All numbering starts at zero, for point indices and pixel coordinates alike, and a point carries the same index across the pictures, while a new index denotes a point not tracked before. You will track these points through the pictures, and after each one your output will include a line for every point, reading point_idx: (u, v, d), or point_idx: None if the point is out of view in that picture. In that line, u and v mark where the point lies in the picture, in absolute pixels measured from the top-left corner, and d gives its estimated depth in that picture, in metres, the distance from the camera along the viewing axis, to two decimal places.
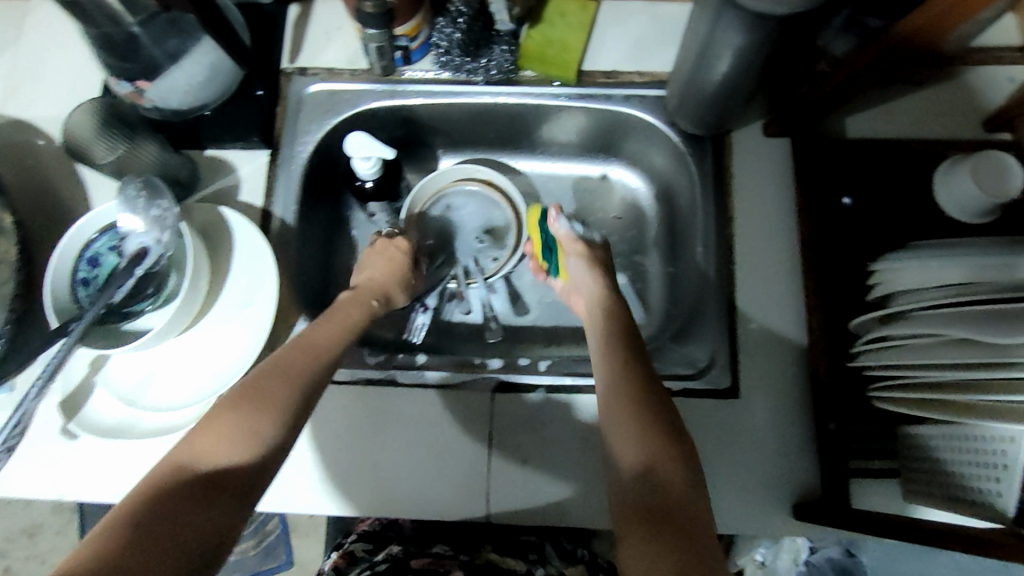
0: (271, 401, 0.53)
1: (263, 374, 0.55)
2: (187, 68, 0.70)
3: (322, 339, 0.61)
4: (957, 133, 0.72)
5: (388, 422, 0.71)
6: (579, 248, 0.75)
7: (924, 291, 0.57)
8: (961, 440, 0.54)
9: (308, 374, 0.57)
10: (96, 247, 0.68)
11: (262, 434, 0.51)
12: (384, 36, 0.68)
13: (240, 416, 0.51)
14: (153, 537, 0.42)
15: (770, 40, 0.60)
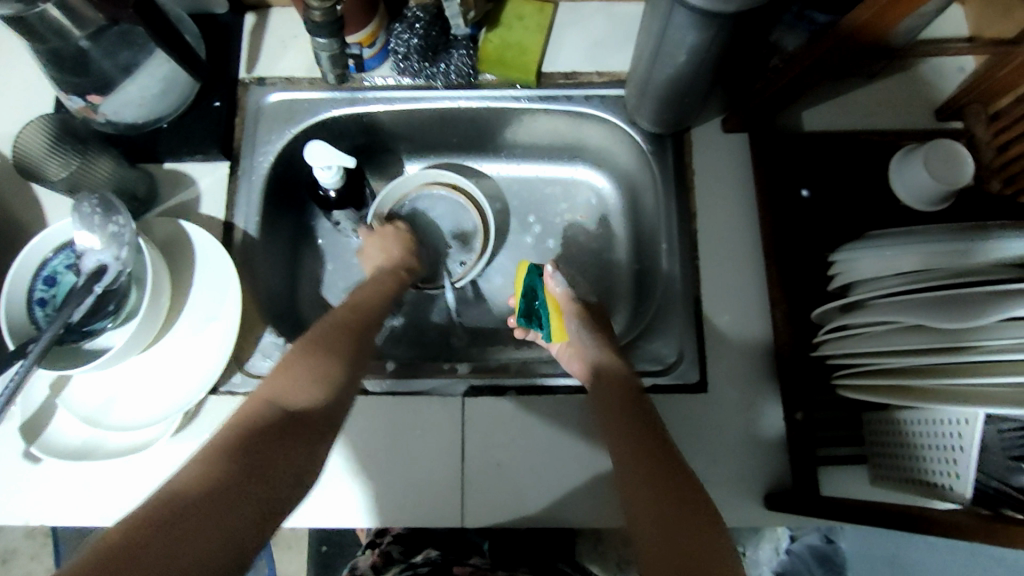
0: (334, 353, 0.59)
1: (323, 332, 0.61)
2: (141, 80, 0.69)
3: (366, 304, 0.67)
4: (911, 122, 0.74)
5: (370, 430, 0.70)
6: (578, 309, 0.70)
7: (881, 280, 0.58)
8: (920, 422, 0.55)
9: (361, 331, 0.63)
10: (53, 266, 0.67)
11: (332, 381, 0.56)
12: (333, 44, 0.67)
13: (311, 364, 0.57)
14: (261, 455, 0.48)
15: (723, 38, 0.61)
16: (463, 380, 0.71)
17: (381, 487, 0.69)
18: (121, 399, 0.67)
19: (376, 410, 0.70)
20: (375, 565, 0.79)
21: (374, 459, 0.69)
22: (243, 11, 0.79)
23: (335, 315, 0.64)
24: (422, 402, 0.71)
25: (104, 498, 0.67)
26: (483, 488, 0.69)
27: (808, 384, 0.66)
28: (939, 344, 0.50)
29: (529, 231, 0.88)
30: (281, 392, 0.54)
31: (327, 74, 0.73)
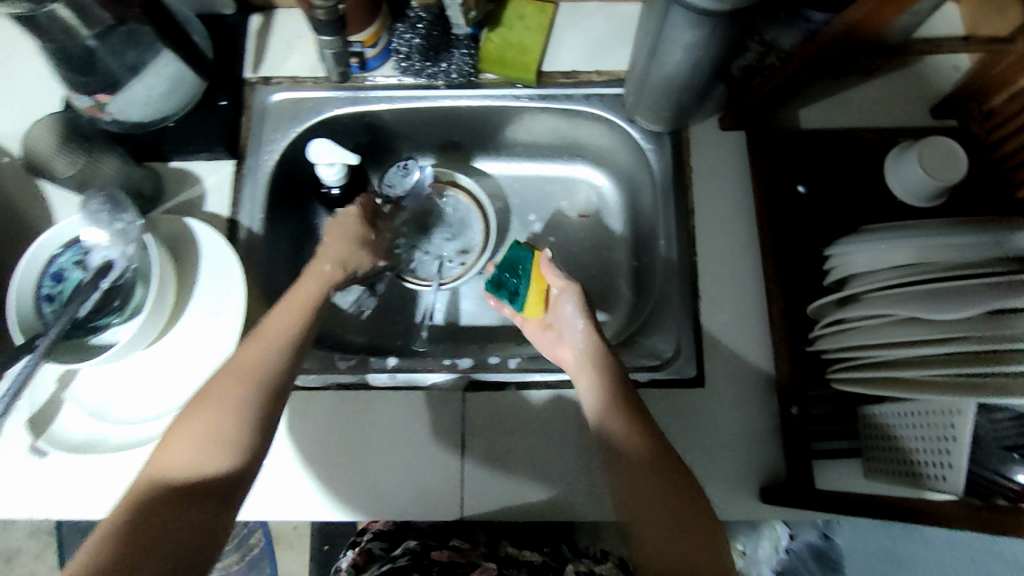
0: (232, 404, 0.54)
1: (223, 373, 0.56)
2: (147, 79, 0.70)
3: (280, 328, 0.60)
4: (907, 120, 0.75)
5: (350, 425, 0.71)
6: (573, 289, 0.67)
7: (876, 274, 0.59)
8: (913, 415, 0.56)
9: (268, 362, 0.57)
10: (61, 262, 0.68)
11: (238, 438, 0.53)
12: (337, 43, 0.69)
13: (205, 420, 0.52)
14: (146, 548, 0.46)
15: (720, 35, 0.61)
16: (463, 375, 0.72)
17: (377, 482, 0.70)
18: (127, 394, 0.68)
19: (366, 404, 0.72)
20: (358, 563, 0.79)
21: (372, 454, 0.70)
22: (249, 12, 0.80)
23: (243, 347, 0.58)
24: (406, 395, 0.72)
25: (109, 493, 0.67)
26: (482, 482, 0.69)
27: (804, 378, 0.66)
28: (933, 336, 0.51)
29: (529, 230, 0.89)
30: (168, 465, 0.50)
31: (330, 70, 0.75)
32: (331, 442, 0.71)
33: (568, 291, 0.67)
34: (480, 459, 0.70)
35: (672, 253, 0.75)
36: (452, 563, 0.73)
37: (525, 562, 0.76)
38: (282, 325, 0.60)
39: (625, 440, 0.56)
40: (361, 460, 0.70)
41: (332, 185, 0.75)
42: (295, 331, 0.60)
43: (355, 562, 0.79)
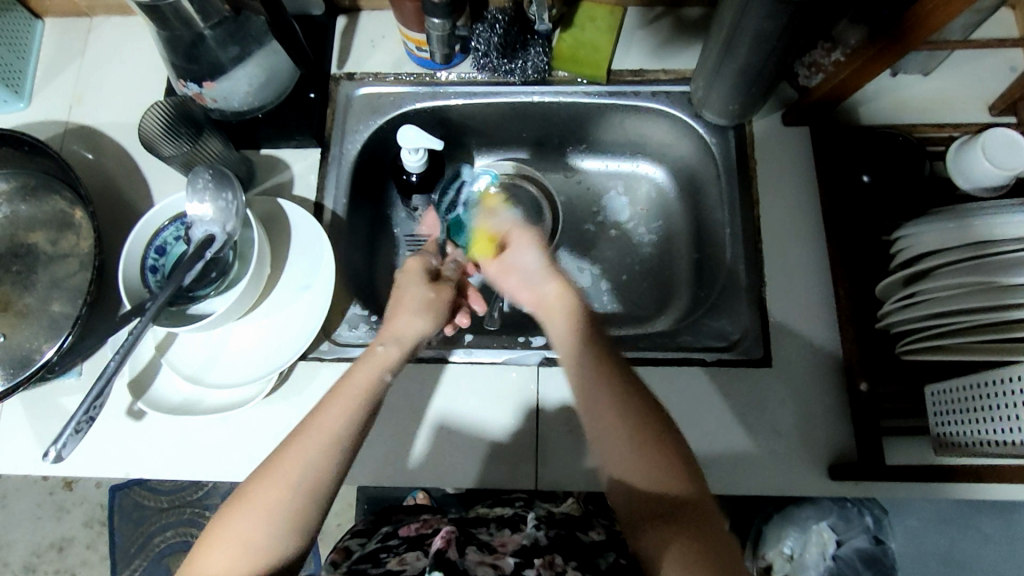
0: (274, 506, 0.54)
1: (268, 474, 0.55)
2: (248, 69, 0.75)
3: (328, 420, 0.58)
4: (966, 117, 0.78)
5: (412, 401, 0.74)
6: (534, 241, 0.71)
7: (949, 251, 0.61)
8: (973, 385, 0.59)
9: (313, 461, 0.55)
10: (164, 236, 0.72)
11: (283, 536, 0.53)
12: (445, 26, 0.74)
13: (248, 525, 0.53)
14: None
15: (791, 30, 0.65)
16: (537, 351, 0.75)
17: (452, 451, 0.72)
18: (221, 361, 0.72)
19: (435, 378, 0.75)
20: (335, 561, 0.64)
21: (448, 423, 0.73)
22: (336, 14, 0.86)
23: (285, 447, 0.56)
24: (473, 369, 0.75)
25: (201, 454, 0.71)
26: (556, 454, 0.72)
27: (873, 357, 0.69)
28: None
29: (591, 223, 0.92)
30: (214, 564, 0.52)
31: (434, 53, 0.79)
32: (396, 413, 0.74)
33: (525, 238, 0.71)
34: (551, 432, 0.73)
35: (736, 242, 0.78)
36: (419, 536, 0.63)
37: (494, 518, 0.65)
38: (331, 421, 0.58)
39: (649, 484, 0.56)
40: (433, 429, 0.73)
41: (412, 171, 0.79)
42: (348, 425, 0.58)
43: (333, 560, 0.66)
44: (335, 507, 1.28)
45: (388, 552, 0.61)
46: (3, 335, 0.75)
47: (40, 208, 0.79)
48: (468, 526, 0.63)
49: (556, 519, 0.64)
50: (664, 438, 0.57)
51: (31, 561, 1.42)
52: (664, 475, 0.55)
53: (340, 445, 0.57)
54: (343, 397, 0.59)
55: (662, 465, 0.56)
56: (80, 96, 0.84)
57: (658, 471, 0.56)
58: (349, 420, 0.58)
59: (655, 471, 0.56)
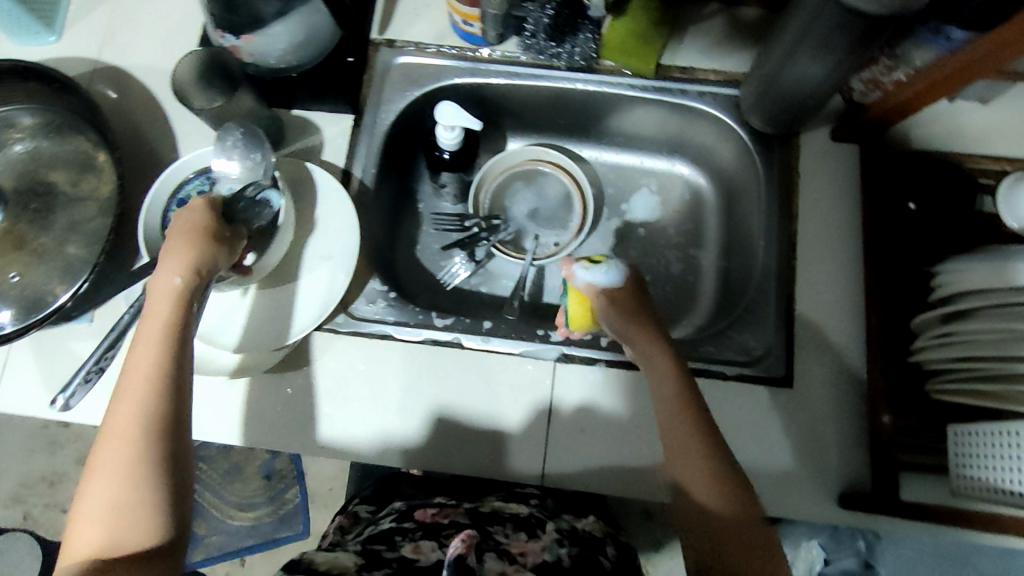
0: (130, 461, 0.49)
1: (107, 425, 0.51)
2: (287, 26, 0.72)
3: (145, 353, 0.52)
4: (1019, 152, 0.76)
5: (424, 381, 0.72)
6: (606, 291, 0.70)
7: (987, 292, 0.60)
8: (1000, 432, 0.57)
9: (133, 409, 0.50)
10: (188, 189, 0.70)
11: (140, 488, 0.49)
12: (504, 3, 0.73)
13: (111, 485, 0.49)
14: None
15: (859, 44, 0.62)
16: (555, 346, 0.73)
17: (461, 439, 0.71)
18: (234, 321, 0.70)
19: (449, 362, 0.73)
20: (343, 526, 0.75)
21: (459, 410, 0.72)
22: None
23: (115, 394, 0.51)
24: (490, 359, 0.73)
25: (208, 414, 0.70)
26: (563, 453, 0.70)
27: (899, 388, 0.67)
28: None
29: (620, 219, 0.90)
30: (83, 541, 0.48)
31: (488, 32, 0.79)
32: (405, 397, 0.72)
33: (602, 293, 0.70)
34: (561, 429, 0.71)
35: (769, 257, 0.76)
36: (434, 524, 0.64)
37: (509, 518, 0.66)
38: (143, 352, 0.52)
39: (706, 487, 0.59)
40: (443, 414, 0.72)
41: (445, 148, 0.77)
42: (156, 355, 0.52)
43: (341, 525, 0.75)
44: (329, 472, 1.32)
45: (402, 536, 0.63)
46: (17, 273, 0.73)
47: (64, 148, 0.77)
48: (485, 522, 0.65)
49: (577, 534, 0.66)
50: (721, 456, 0.61)
51: (22, 493, 1.43)
52: (720, 486, 0.59)
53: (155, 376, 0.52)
54: (148, 330, 0.53)
55: (719, 475, 0.60)
56: (112, 35, 0.82)
57: (709, 491, 0.59)
58: (154, 349, 0.52)
59: (716, 480, 0.59)
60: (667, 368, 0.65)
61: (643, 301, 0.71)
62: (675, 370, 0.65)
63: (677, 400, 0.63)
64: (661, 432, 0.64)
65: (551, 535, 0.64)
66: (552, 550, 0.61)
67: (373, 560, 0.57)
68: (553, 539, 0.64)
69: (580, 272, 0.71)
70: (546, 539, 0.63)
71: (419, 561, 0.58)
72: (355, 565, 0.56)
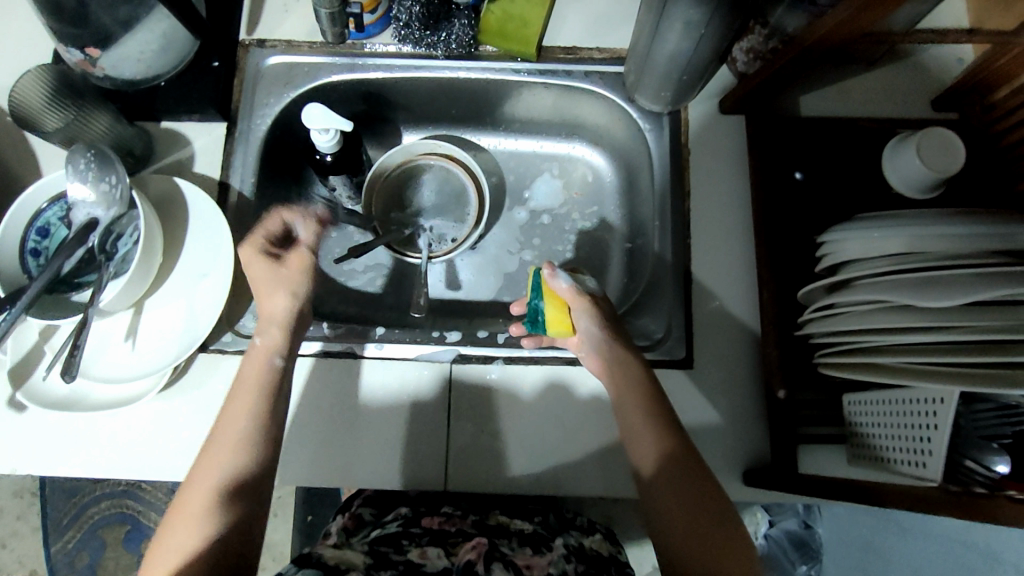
0: (196, 506, 0.55)
1: (213, 435, 0.59)
2: (139, 38, 0.70)
3: (230, 417, 0.60)
4: (906, 111, 0.75)
5: (318, 396, 0.71)
6: (587, 305, 0.65)
7: (866, 261, 0.60)
8: (902, 402, 0.55)
9: (222, 469, 0.57)
10: (46, 217, 0.66)
11: (229, 481, 0.56)
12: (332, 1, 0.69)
13: (180, 525, 0.54)
14: None
15: (723, 13, 0.60)
16: (451, 347, 0.72)
17: (364, 451, 0.70)
18: (108, 351, 0.67)
19: (343, 374, 0.71)
20: (347, 528, 0.72)
21: (359, 422, 0.70)
22: None
23: (223, 412, 0.61)
24: (386, 365, 0.71)
25: (93, 450, 0.67)
26: (468, 456, 0.69)
27: (792, 362, 0.67)
28: (924, 323, 0.51)
29: (523, 207, 0.88)
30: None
31: (325, 31, 0.74)
32: (302, 413, 0.70)
33: (580, 305, 0.65)
34: (463, 431, 0.70)
35: (665, 237, 0.75)
36: (442, 531, 0.65)
37: (515, 532, 0.67)
38: (236, 420, 0.60)
39: (669, 466, 0.58)
40: (343, 427, 0.70)
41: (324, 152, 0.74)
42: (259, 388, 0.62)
43: (344, 526, 0.73)
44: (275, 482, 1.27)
45: (410, 540, 0.64)
46: None
47: None
48: (492, 535, 0.66)
49: (585, 552, 0.65)
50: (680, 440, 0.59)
51: None
52: (690, 473, 0.57)
53: (241, 437, 0.59)
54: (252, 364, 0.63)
55: (683, 459, 0.58)
56: None
57: (680, 474, 0.57)
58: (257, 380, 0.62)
59: (682, 465, 0.58)
60: (631, 364, 0.63)
61: (619, 326, 0.66)
62: (637, 363, 0.63)
63: (645, 391, 0.61)
64: (628, 426, 0.61)
65: (560, 550, 0.64)
66: (556, 565, 0.61)
67: (381, 561, 0.59)
68: (560, 553, 0.63)
69: (563, 277, 0.65)
70: (552, 555, 0.63)
71: (424, 566, 0.59)
72: (362, 562, 0.58)
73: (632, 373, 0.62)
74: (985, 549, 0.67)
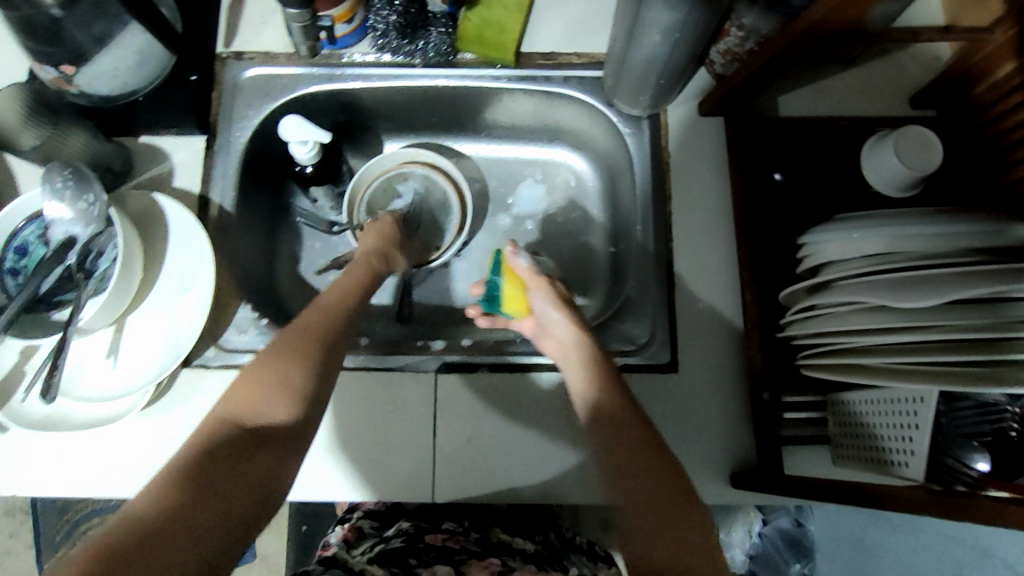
0: (305, 358, 0.54)
1: (252, 373, 0.52)
2: (115, 54, 0.69)
3: (335, 296, 0.61)
4: (884, 110, 0.76)
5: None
6: (540, 283, 0.68)
7: (845, 262, 0.60)
8: (884, 401, 0.56)
9: (330, 326, 0.57)
10: (25, 235, 0.66)
11: (297, 391, 0.52)
12: (304, 17, 0.68)
13: (287, 367, 0.53)
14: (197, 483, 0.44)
15: (697, 17, 0.60)
16: (436, 356, 0.71)
17: (351, 463, 0.69)
18: (90, 370, 0.67)
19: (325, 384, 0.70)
20: (348, 540, 0.73)
21: (345, 433, 0.70)
22: None
23: (297, 321, 0.57)
24: (371, 375, 0.71)
25: (76, 470, 0.67)
26: (455, 466, 0.69)
27: (775, 364, 0.67)
28: (899, 323, 0.52)
29: (507, 212, 0.88)
30: (242, 406, 0.50)
31: (299, 45, 0.74)
32: None
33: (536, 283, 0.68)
34: (449, 440, 0.70)
35: (648, 240, 0.75)
36: (446, 549, 0.67)
37: (518, 550, 0.69)
38: (338, 296, 0.61)
39: (632, 458, 0.53)
40: (330, 439, 0.69)
41: (304, 163, 0.74)
42: (322, 345, 0.56)
43: (345, 539, 0.73)
44: None
45: (416, 557, 0.65)
46: None
47: None
48: (497, 553, 0.68)
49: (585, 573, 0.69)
50: (646, 433, 0.54)
51: None
52: (654, 466, 0.52)
53: (346, 312, 0.60)
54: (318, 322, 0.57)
55: (646, 451, 0.53)
56: None
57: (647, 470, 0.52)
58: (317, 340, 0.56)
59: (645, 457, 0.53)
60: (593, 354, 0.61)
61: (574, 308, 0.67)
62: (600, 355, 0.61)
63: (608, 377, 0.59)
64: (590, 412, 0.57)
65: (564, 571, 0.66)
66: None
67: None
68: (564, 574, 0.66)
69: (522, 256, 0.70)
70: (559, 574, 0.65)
71: None
72: None
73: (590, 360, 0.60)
74: (973, 544, 0.67)
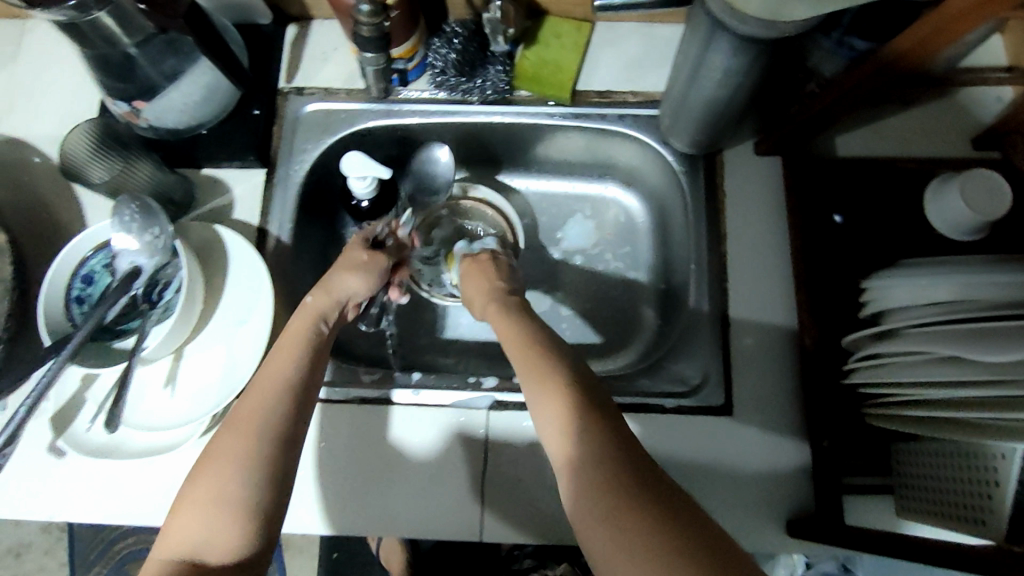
0: (238, 456, 0.51)
1: (183, 503, 0.50)
2: (183, 88, 0.70)
3: (273, 369, 0.57)
4: (945, 151, 0.74)
5: (340, 446, 0.70)
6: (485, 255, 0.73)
7: (914, 309, 0.58)
8: (959, 455, 0.54)
9: (268, 415, 0.53)
10: (91, 265, 0.67)
11: (235, 506, 0.49)
12: (380, 59, 0.68)
13: (217, 477, 0.50)
14: None
15: (760, 60, 0.60)
16: (488, 393, 0.71)
17: (398, 499, 0.69)
18: (147, 397, 0.68)
19: (367, 421, 0.71)
20: None
21: (393, 468, 0.69)
22: (286, 23, 0.81)
23: (230, 415, 0.54)
24: (424, 411, 0.71)
25: (128, 498, 0.67)
26: (503, 505, 0.68)
27: (837, 410, 0.65)
28: (987, 377, 0.48)
29: (555, 247, 0.88)
30: (186, 534, 0.48)
31: (371, 86, 0.75)
32: (344, 459, 0.70)
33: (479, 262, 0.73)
34: (496, 481, 0.69)
35: (701, 279, 0.74)
36: None
37: None
38: (279, 368, 0.57)
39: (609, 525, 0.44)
40: (381, 472, 0.69)
41: (361, 198, 0.76)
42: (254, 443, 0.51)
43: None
44: None
45: None
46: None
47: None
48: None
49: None
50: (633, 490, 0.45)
51: None
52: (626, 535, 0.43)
53: (289, 389, 0.56)
54: (249, 419, 0.53)
55: (620, 511, 0.44)
56: (10, 106, 0.78)
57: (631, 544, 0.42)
58: (250, 439, 0.52)
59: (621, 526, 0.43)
60: (591, 409, 0.51)
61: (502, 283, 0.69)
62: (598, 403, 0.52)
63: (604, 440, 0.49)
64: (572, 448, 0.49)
65: None
66: None
67: None
68: None
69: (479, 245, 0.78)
70: None
71: None
72: None
73: (579, 408, 0.51)
74: None
